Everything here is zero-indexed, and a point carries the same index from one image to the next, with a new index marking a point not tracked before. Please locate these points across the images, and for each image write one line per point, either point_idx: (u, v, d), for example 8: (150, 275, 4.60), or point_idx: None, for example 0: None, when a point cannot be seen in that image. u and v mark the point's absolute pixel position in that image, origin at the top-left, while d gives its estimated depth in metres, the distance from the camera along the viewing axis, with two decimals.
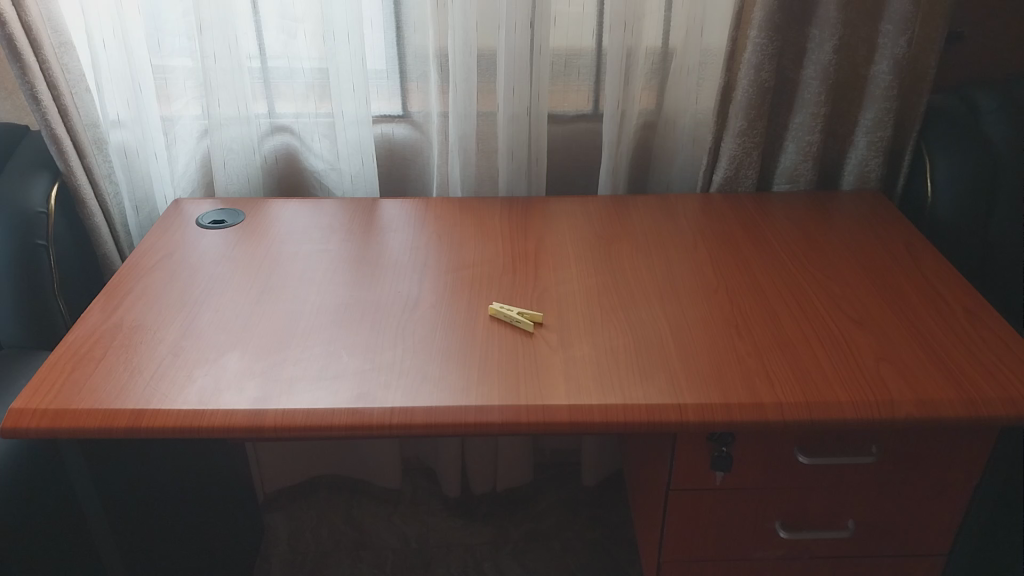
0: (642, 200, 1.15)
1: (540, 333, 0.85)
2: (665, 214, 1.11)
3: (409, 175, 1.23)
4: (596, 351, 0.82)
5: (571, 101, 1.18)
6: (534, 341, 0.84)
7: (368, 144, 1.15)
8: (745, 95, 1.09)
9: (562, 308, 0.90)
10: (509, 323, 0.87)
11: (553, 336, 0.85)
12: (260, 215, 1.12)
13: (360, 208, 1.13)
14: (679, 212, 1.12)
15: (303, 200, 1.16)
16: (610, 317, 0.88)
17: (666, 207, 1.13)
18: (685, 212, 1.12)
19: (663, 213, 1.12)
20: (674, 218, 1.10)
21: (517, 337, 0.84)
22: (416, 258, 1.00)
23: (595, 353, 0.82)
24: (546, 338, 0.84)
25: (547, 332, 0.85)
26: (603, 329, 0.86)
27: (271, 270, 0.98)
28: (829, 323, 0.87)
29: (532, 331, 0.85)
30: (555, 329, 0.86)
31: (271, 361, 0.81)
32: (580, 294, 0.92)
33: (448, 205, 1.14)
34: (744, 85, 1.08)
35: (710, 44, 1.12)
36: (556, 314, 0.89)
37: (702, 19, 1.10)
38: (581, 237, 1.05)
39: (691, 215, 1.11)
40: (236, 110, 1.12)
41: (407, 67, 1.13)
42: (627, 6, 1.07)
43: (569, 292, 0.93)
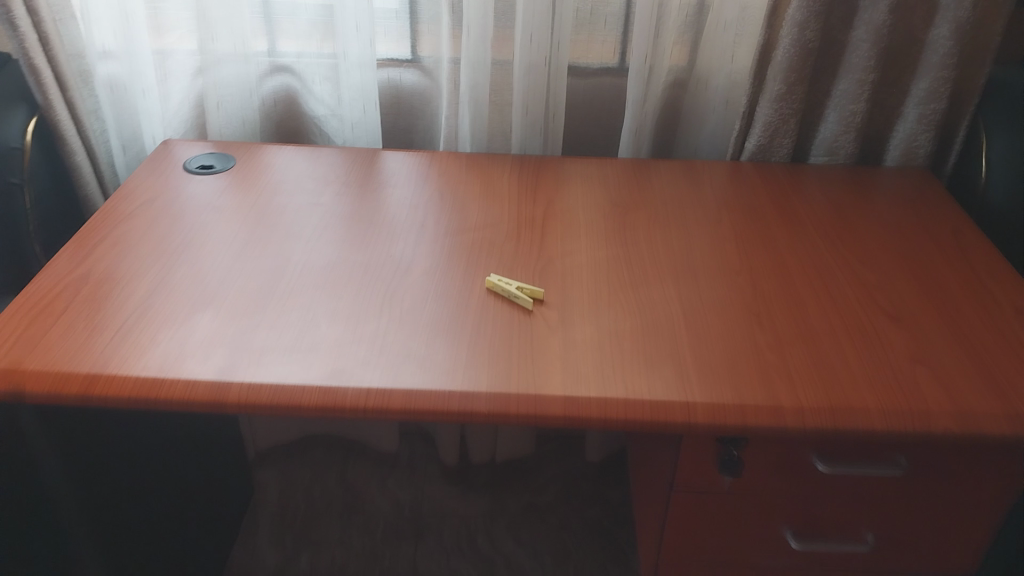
0: (666, 165, 1.06)
1: (541, 311, 0.77)
2: (688, 183, 1.02)
3: (417, 125, 1.16)
4: (600, 334, 0.74)
5: (595, 52, 1.08)
6: (533, 319, 0.76)
7: (373, 91, 1.06)
8: (786, 56, 0.98)
9: (566, 284, 0.81)
10: (507, 298, 0.79)
11: (554, 315, 0.77)
12: (254, 160, 1.03)
13: (359, 159, 1.04)
14: (704, 180, 1.03)
15: (301, 146, 1.08)
16: (618, 295, 0.80)
17: (691, 174, 1.04)
18: (710, 181, 1.02)
19: (687, 181, 1.02)
20: (698, 187, 1.01)
21: (514, 314, 0.77)
22: (415, 216, 0.92)
23: (599, 337, 0.74)
24: (546, 317, 0.77)
25: (548, 310, 0.78)
26: (609, 309, 0.78)
27: (255, 220, 0.90)
28: (861, 315, 0.78)
29: (531, 308, 0.78)
30: (556, 307, 0.78)
31: (244, 326, 0.73)
32: (586, 268, 0.84)
33: (455, 160, 1.05)
34: (786, 46, 0.97)
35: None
36: (558, 290, 0.80)
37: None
38: (595, 202, 0.95)
39: (716, 185, 1.01)
40: (233, 46, 1.04)
41: (419, 7, 1.04)
42: None
43: (576, 264, 0.84)
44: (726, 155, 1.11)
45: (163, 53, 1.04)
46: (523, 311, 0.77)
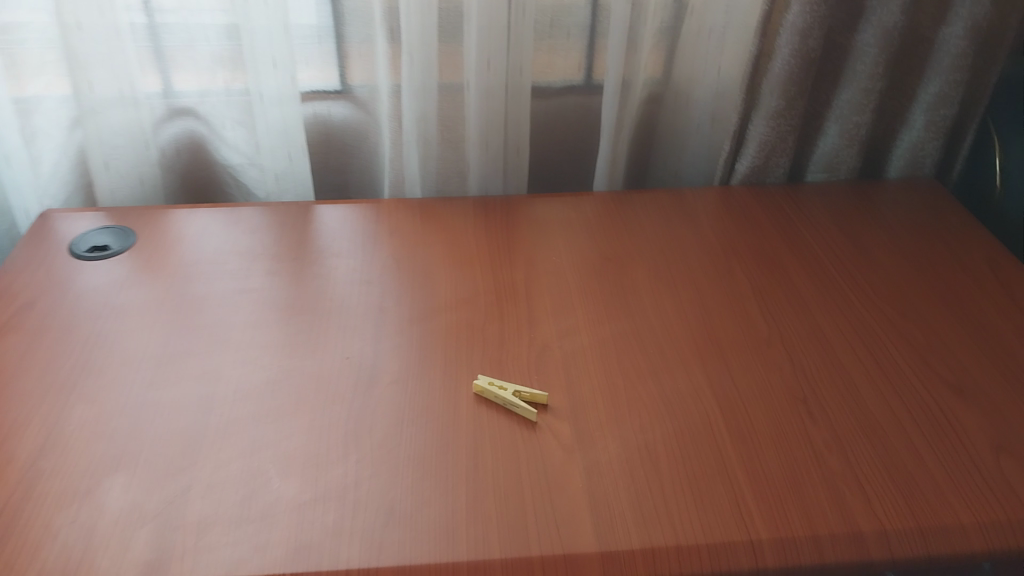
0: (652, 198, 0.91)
1: (548, 424, 0.62)
2: (680, 220, 0.88)
3: (352, 165, 0.98)
4: (623, 451, 0.60)
5: (558, 68, 0.92)
6: (538, 438, 0.61)
7: (299, 136, 0.88)
8: (785, 68, 0.84)
9: (570, 381, 0.66)
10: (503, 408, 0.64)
11: (565, 431, 0.61)
12: (159, 234, 0.84)
13: (289, 219, 0.86)
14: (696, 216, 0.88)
15: (216, 207, 0.88)
16: (636, 391, 0.65)
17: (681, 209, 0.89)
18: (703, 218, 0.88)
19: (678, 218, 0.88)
20: (692, 225, 0.87)
21: (518, 430, 0.62)
22: (367, 298, 0.75)
23: (627, 454, 0.60)
24: (558, 430, 0.61)
25: (558, 421, 0.62)
26: (628, 410, 0.63)
27: (167, 322, 0.72)
28: (919, 388, 0.66)
29: (536, 422, 0.62)
30: (566, 414, 0.63)
31: (171, 495, 0.57)
32: (589, 356, 0.69)
33: (405, 210, 0.88)
34: (785, 56, 0.84)
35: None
36: (566, 391, 0.65)
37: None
38: (580, 259, 0.80)
39: (712, 222, 0.87)
40: (117, 89, 0.83)
41: (346, 28, 0.86)
42: None
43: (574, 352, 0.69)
44: (714, 177, 0.98)
45: (27, 100, 0.82)
46: (527, 426, 0.62)
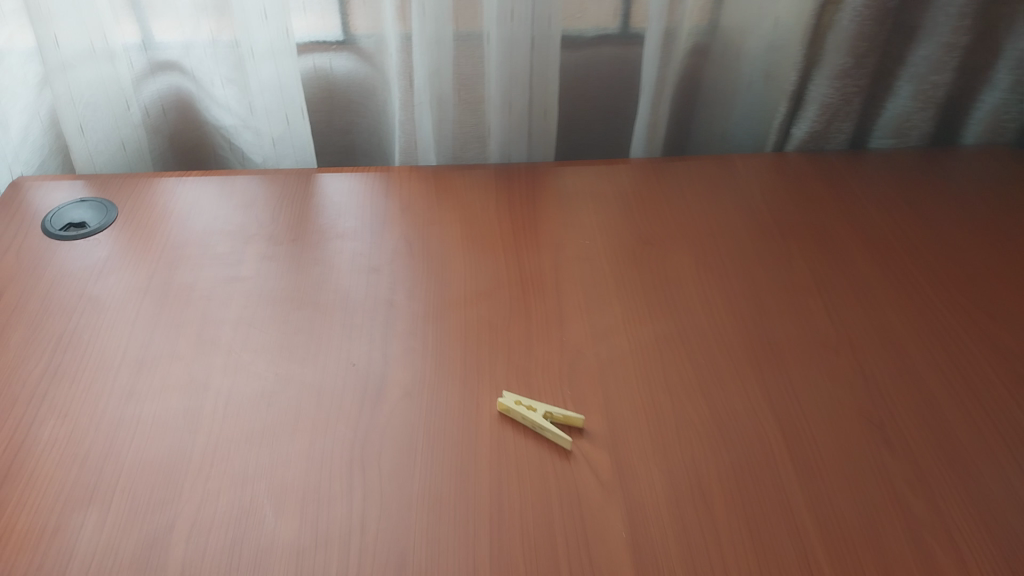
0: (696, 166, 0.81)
1: (585, 455, 0.54)
2: (729, 190, 0.78)
3: (358, 124, 0.88)
4: (672, 489, 0.52)
5: (591, 16, 0.80)
6: (574, 475, 0.53)
7: (297, 97, 0.77)
8: (856, 22, 0.73)
9: (609, 399, 0.58)
10: (532, 434, 0.56)
11: (604, 466, 0.54)
12: (143, 208, 0.75)
13: (289, 191, 0.77)
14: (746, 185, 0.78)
15: (206, 176, 0.79)
16: (684, 412, 0.57)
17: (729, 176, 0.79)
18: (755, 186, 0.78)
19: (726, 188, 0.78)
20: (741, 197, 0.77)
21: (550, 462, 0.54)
22: (376, 291, 0.66)
23: (678, 492, 0.52)
24: (596, 464, 0.54)
25: (595, 453, 0.54)
26: (674, 436, 0.55)
27: (150, 317, 0.64)
28: (1012, 411, 0.57)
29: (570, 453, 0.55)
30: (606, 443, 0.55)
31: (151, 535, 0.49)
32: (629, 364, 0.60)
33: (419, 180, 0.79)
34: (857, 8, 0.72)
35: None
36: (607, 415, 0.57)
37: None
38: (618, 241, 0.71)
39: (766, 192, 0.77)
40: (86, 39, 0.72)
41: None
42: None
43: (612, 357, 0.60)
44: (766, 142, 0.87)
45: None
46: (560, 459, 0.54)
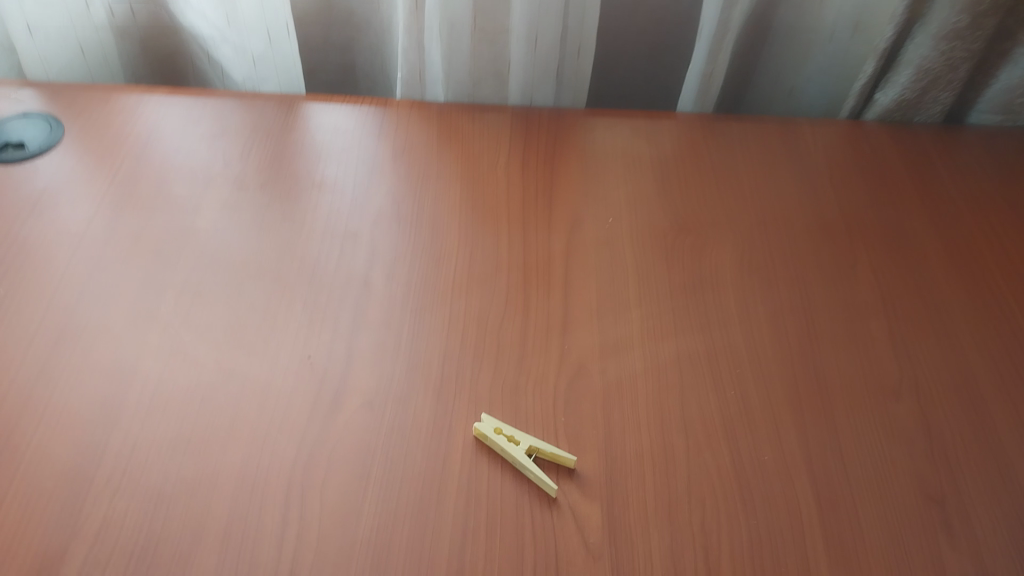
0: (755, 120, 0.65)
1: (575, 506, 0.44)
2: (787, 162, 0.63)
3: (360, 42, 0.75)
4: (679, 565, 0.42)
5: None
6: (559, 531, 0.43)
7: (282, 10, 0.64)
8: None
9: (610, 441, 0.47)
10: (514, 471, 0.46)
11: (595, 523, 0.44)
12: (96, 129, 0.63)
13: (268, 123, 0.64)
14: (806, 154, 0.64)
15: (175, 94, 0.66)
16: (702, 464, 0.46)
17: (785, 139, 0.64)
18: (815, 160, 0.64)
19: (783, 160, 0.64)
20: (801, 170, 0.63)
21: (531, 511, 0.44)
22: (349, 265, 0.55)
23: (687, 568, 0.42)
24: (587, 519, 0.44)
25: (588, 505, 0.44)
26: (688, 496, 0.45)
27: (83, 273, 0.53)
28: None
29: (558, 499, 0.45)
30: (602, 492, 0.45)
31: (37, 563, 0.40)
32: (642, 397, 0.49)
33: (423, 120, 0.66)
34: None
35: None
36: (608, 457, 0.46)
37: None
38: (647, 226, 0.58)
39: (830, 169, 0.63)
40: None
41: None
42: None
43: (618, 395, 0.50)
44: (842, 104, 0.72)
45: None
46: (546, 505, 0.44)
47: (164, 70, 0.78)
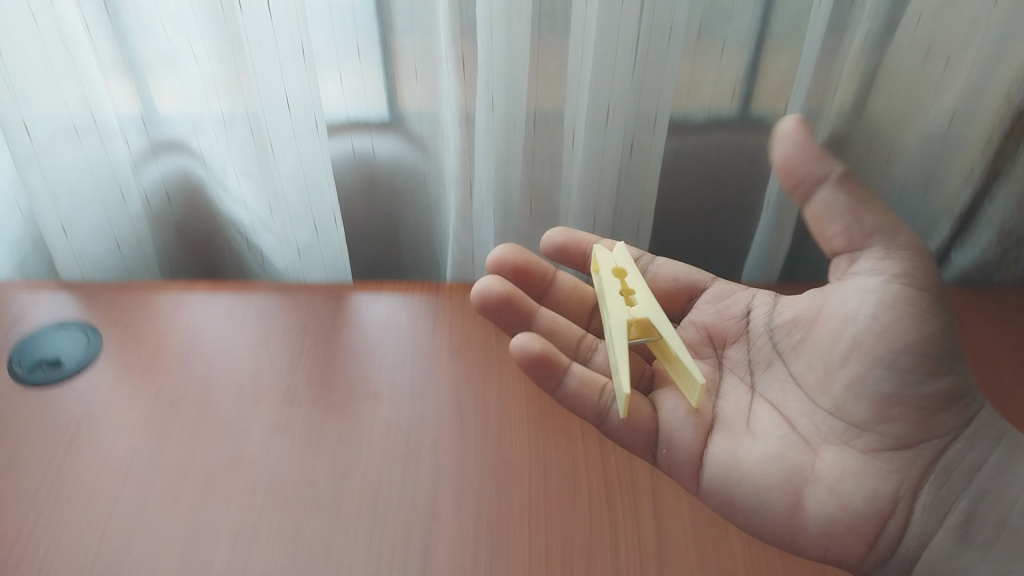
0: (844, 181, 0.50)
1: (705, 432, 0.51)
2: (842, 229, 0.50)
3: (404, 215, 0.73)
4: (885, 465, 0.48)
5: (702, 97, 0.63)
6: (814, 478, 0.48)
7: (327, 202, 0.61)
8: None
9: (828, 309, 0.52)
10: (563, 386, 0.52)
11: (840, 449, 0.49)
12: (137, 342, 0.59)
13: (316, 321, 0.61)
14: (849, 203, 0.50)
15: (216, 290, 0.63)
16: (743, 333, 0.58)
17: (841, 201, 0.50)
18: (856, 206, 0.50)
19: (811, 203, 0.51)
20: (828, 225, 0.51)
21: (717, 486, 0.49)
22: (414, 492, 0.51)
23: (908, 483, 0.48)
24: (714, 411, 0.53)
25: (728, 437, 0.51)
26: (835, 347, 0.50)
27: (127, 521, 0.49)
28: None
29: (643, 406, 0.52)
30: (830, 438, 0.50)
31: None
32: (740, 342, 0.58)
33: (476, 306, 0.62)
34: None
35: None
36: (726, 424, 0.52)
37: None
38: (665, 284, 0.62)
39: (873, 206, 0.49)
40: (57, 105, 0.55)
41: (395, 19, 0.58)
42: None
43: (490, 298, 0.57)
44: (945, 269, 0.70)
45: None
46: (693, 436, 0.51)
47: (199, 243, 0.73)
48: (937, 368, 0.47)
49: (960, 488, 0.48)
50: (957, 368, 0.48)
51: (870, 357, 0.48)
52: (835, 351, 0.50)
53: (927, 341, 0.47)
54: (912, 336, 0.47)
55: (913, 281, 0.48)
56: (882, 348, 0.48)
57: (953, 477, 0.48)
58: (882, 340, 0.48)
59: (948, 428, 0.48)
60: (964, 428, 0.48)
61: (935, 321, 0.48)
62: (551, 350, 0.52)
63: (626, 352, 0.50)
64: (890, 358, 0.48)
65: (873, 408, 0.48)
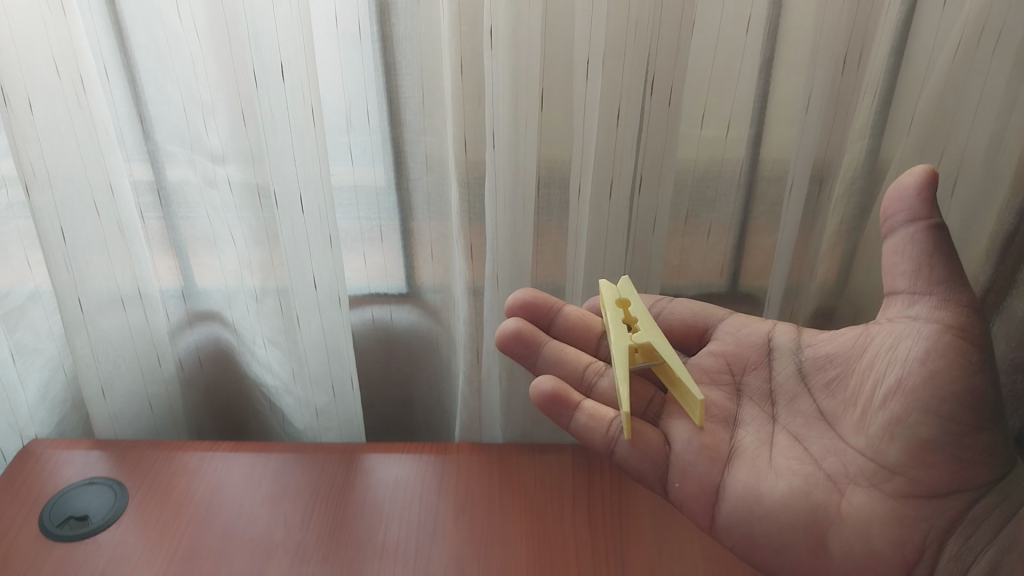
0: (937, 231, 0.48)
1: (723, 466, 0.53)
2: (912, 270, 0.49)
3: (417, 379, 0.78)
4: (911, 511, 0.48)
5: (693, 274, 0.68)
6: (838, 516, 0.49)
7: (346, 365, 0.66)
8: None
9: (872, 347, 0.52)
10: (574, 420, 0.55)
11: (868, 491, 0.49)
12: (160, 498, 0.62)
13: (330, 481, 0.64)
14: (923, 249, 0.48)
15: (238, 450, 0.67)
16: (762, 359, 0.59)
17: (921, 245, 0.48)
18: (933, 253, 0.48)
19: (894, 237, 0.49)
20: (897, 265, 0.49)
21: (736, 521, 0.51)
22: None
23: (936, 532, 0.47)
24: (731, 444, 0.54)
25: (750, 471, 0.52)
26: (880, 387, 0.50)
27: None
28: None
29: (654, 436, 0.54)
30: (857, 479, 0.50)
31: None
32: (759, 370, 0.59)
33: (482, 467, 0.65)
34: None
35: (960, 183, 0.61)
36: (744, 460, 0.53)
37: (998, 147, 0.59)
38: (681, 317, 0.63)
39: (949, 258, 0.48)
40: (110, 280, 0.61)
41: (414, 207, 0.65)
42: (826, 128, 0.57)
43: (503, 335, 0.58)
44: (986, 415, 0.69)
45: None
46: (708, 469, 0.53)
47: (225, 405, 0.78)
48: (976, 422, 0.47)
49: (986, 539, 0.47)
50: (998, 423, 0.47)
51: (911, 402, 0.48)
52: (877, 391, 0.50)
53: (970, 395, 0.47)
54: (955, 386, 0.47)
55: (969, 336, 0.48)
56: (926, 397, 0.47)
57: (982, 528, 0.47)
58: (927, 388, 0.47)
59: (984, 481, 0.48)
60: (992, 483, 0.48)
61: (982, 377, 0.47)
62: (563, 386, 0.56)
63: (626, 375, 0.54)
64: (930, 405, 0.47)
65: (906, 451, 0.48)
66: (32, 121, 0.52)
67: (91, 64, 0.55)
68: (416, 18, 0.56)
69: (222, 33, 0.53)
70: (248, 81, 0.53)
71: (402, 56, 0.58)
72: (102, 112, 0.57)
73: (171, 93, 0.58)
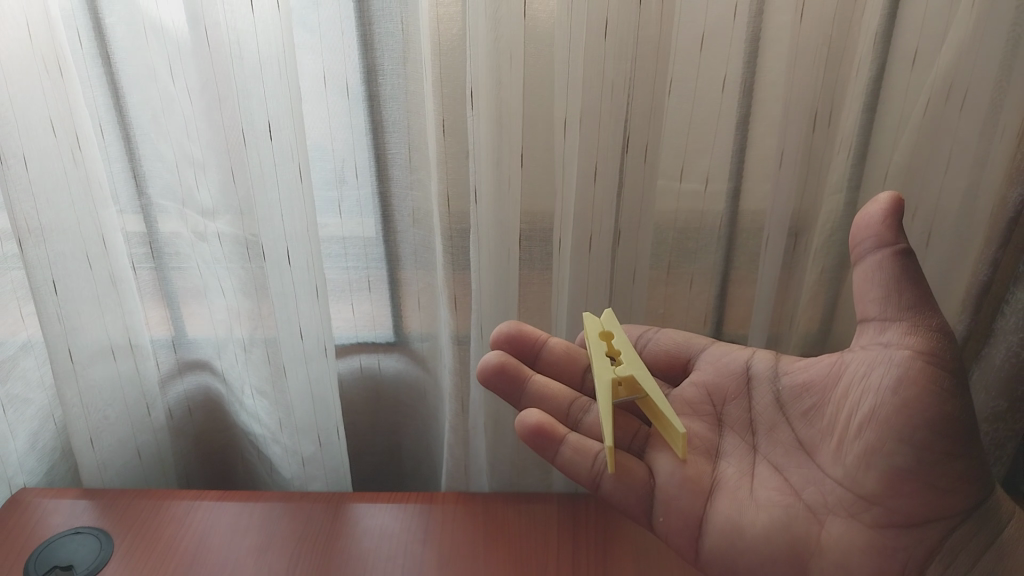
0: (904, 257, 0.46)
1: (705, 498, 0.52)
2: (881, 297, 0.48)
3: (405, 427, 0.78)
4: (891, 542, 0.47)
5: (675, 324, 0.69)
6: (819, 549, 0.48)
7: (332, 415, 0.67)
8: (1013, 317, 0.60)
9: (848, 374, 0.50)
10: (560, 454, 0.54)
11: (847, 522, 0.48)
12: (147, 547, 0.62)
13: (316, 529, 0.64)
14: (892, 277, 0.47)
15: (224, 498, 0.67)
16: (744, 388, 0.58)
17: (890, 271, 0.47)
18: (901, 281, 0.47)
19: (863, 264, 0.48)
20: (868, 293, 0.48)
21: (720, 555, 0.50)
22: None
23: (915, 561, 0.47)
24: (714, 477, 0.53)
25: (732, 503, 0.51)
26: (855, 416, 0.49)
27: None
28: None
29: (638, 468, 0.54)
30: (836, 510, 0.48)
31: None
32: (739, 400, 0.58)
33: (467, 515, 0.65)
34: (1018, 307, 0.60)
35: (937, 230, 0.63)
36: (726, 491, 0.52)
37: (976, 188, 0.60)
38: (664, 347, 0.63)
39: (917, 285, 0.47)
40: (100, 331, 0.62)
41: (401, 258, 0.67)
42: (800, 177, 0.59)
43: (486, 368, 0.57)
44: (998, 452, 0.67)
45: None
46: (692, 501, 0.52)
47: (214, 453, 0.79)
48: (954, 449, 0.46)
49: (965, 567, 0.46)
50: (973, 449, 0.46)
51: (884, 432, 0.46)
52: (851, 422, 0.49)
53: (944, 424, 0.45)
54: (928, 415, 0.45)
55: (942, 363, 0.46)
56: (899, 426, 0.46)
57: (961, 558, 0.47)
58: (900, 417, 0.46)
59: (960, 508, 0.47)
60: (973, 509, 0.47)
61: (956, 404, 0.46)
62: (549, 420, 0.54)
63: (610, 408, 0.53)
64: (903, 435, 0.46)
65: (881, 482, 0.46)
66: (26, 176, 0.53)
67: (87, 124, 0.57)
68: (402, 78, 0.58)
69: (212, 95, 0.54)
70: (236, 140, 0.55)
71: (389, 114, 0.60)
72: (97, 169, 0.58)
73: (164, 151, 0.60)
